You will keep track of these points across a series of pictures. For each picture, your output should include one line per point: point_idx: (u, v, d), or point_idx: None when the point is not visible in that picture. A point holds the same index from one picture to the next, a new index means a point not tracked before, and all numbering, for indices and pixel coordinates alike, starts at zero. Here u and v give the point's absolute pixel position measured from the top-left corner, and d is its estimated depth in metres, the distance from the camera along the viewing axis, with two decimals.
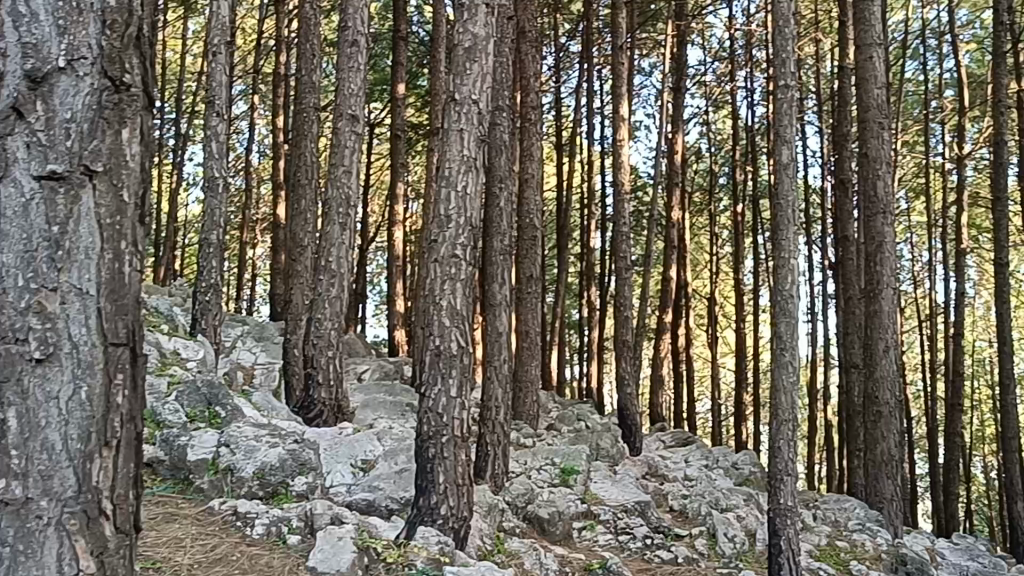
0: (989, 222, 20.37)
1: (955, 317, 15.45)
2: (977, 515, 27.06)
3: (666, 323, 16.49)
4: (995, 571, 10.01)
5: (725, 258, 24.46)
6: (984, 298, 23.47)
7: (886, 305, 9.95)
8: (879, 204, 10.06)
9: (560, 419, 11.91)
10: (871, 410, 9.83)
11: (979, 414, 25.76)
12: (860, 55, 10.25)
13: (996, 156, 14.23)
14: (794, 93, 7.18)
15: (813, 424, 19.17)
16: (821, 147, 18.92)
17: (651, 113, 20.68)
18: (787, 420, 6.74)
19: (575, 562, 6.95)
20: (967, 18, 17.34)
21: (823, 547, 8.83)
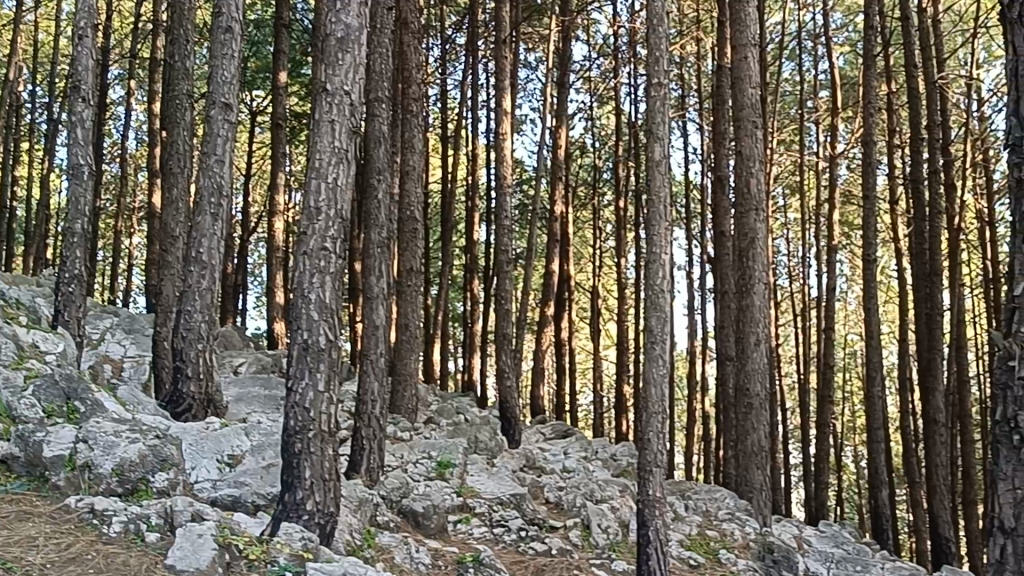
0: (861, 219, 21.04)
1: (827, 312, 15.90)
2: (847, 502, 27.97)
3: (549, 315, 16.58)
4: (858, 557, 10.34)
5: (607, 251, 24.79)
6: (855, 293, 24.25)
7: (758, 299, 10.20)
8: (753, 200, 10.32)
9: (438, 412, 11.91)
10: (742, 402, 10.03)
11: (850, 404, 26.61)
12: (735, 55, 10.45)
13: (866, 156, 14.67)
14: (666, 91, 7.31)
15: (692, 416, 19.50)
16: (701, 144, 19.29)
17: (536, 107, 20.79)
18: (657, 412, 6.83)
19: (447, 556, 6.94)
20: (841, 22, 17.85)
21: (694, 537, 8.98)
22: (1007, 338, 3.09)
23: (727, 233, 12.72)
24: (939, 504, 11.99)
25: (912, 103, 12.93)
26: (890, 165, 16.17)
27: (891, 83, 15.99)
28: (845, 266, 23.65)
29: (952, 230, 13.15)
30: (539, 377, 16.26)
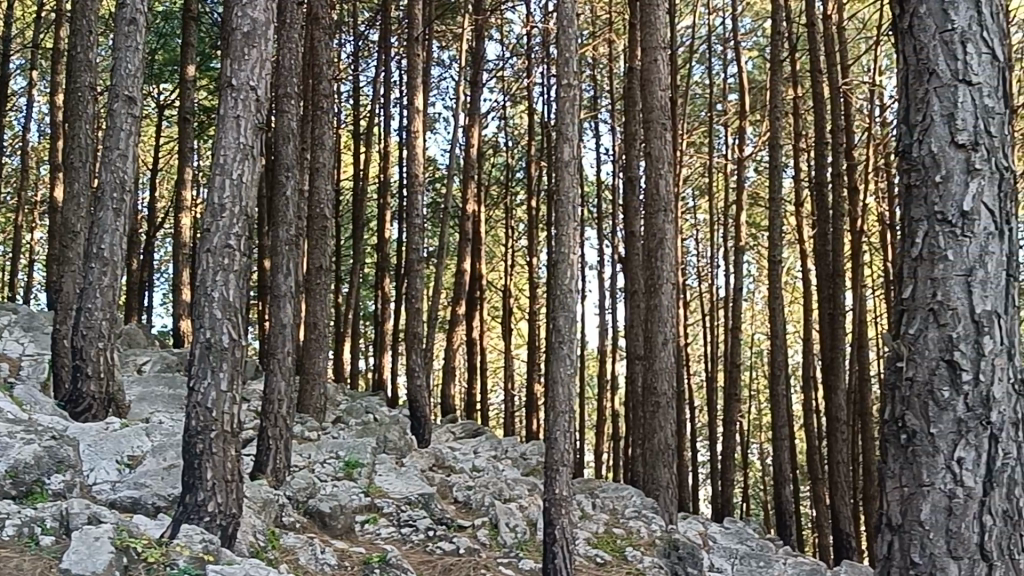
0: (767, 221, 21.43)
1: (734, 312, 16.14)
2: (754, 498, 28.49)
3: (460, 314, 16.56)
4: (761, 553, 10.52)
5: (520, 251, 24.87)
6: (761, 293, 24.72)
7: (665, 299, 10.33)
8: (661, 201, 10.45)
9: (347, 411, 11.82)
10: (650, 401, 10.13)
11: (757, 402, 27.10)
12: (645, 58, 10.57)
13: (773, 158, 14.93)
14: (575, 93, 7.36)
15: (602, 415, 19.66)
16: (613, 145, 19.47)
17: (449, 106, 20.75)
18: (564, 411, 6.87)
19: (353, 557, 6.89)
20: (750, 27, 18.16)
21: (600, 534, 9.05)
22: (895, 339, 3.18)
23: (637, 233, 12.86)
24: (841, 501, 12.27)
25: (817, 108, 13.20)
26: (796, 169, 16.49)
27: (797, 88, 16.30)
28: (752, 267, 24.09)
29: (855, 232, 13.46)
30: (450, 375, 16.24)
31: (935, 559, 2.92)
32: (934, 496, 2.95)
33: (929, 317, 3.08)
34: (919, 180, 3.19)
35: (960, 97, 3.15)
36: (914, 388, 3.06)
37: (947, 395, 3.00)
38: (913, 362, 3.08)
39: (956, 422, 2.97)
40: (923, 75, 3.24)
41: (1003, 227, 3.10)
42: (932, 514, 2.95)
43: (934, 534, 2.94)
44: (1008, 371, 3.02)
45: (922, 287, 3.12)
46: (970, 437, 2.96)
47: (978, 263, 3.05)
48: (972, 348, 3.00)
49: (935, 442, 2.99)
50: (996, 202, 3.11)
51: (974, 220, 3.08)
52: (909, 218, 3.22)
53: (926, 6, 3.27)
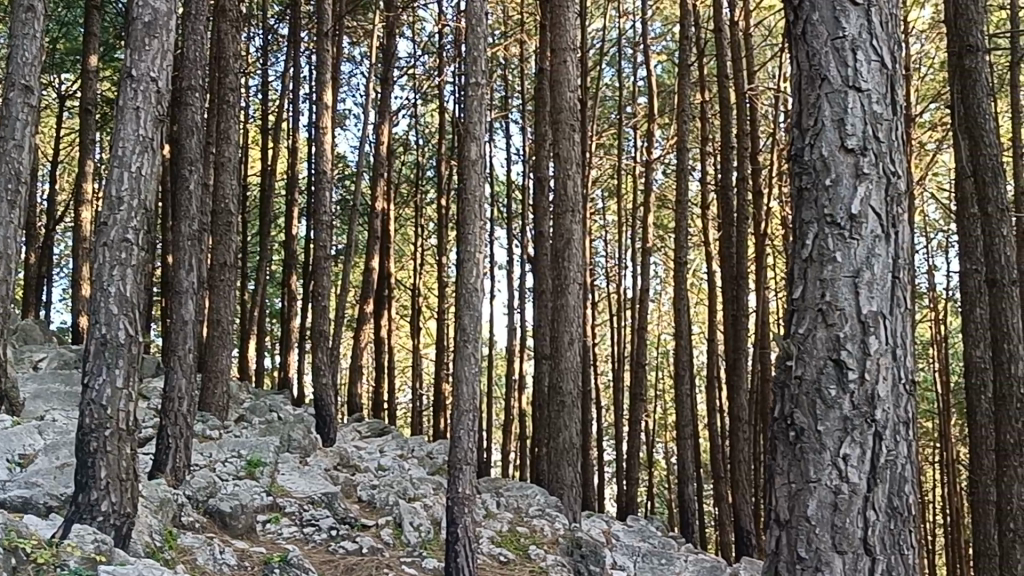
0: (674, 223, 21.73)
1: (641, 312, 16.30)
2: (659, 497, 28.86)
3: (368, 312, 16.45)
4: (663, 551, 10.65)
5: (429, 249, 24.82)
6: (667, 294, 25.04)
7: (572, 299, 10.39)
8: (570, 202, 10.50)
9: (250, 410, 11.66)
10: (555, 400, 10.18)
11: (662, 402, 27.48)
12: (554, 59, 10.62)
13: (679, 162, 15.12)
14: (483, 91, 7.36)
15: (509, 414, 19.72)
16: (523, 145, 19.55)
17: (359, 102, 20.61)
18: (468, 410, 6.86)
19: (254, 557, 6.80)
20: (660, 31, 18.38)
21: (504, 533, 9.06)
22: (785, 339, 3.23)
23: (546, 234, 12.91)
24: (742, 499, 12.49)
25: (723, 112, 13.39)
26: (702, 172, 16.71)
27: (705, 92, 16.53)
28: (659, 268, 24.41)
29: (758, 235, 13.70)
30: (357, 374, 16.12)
31: (821, 553, 2.98)
32: (821, 492, 3.02)
33: (818, 318, 3.15)
34: (811, 184, 3.25)
35: (850, 103, 3.23)
36: (803, 386, 3.13)
37: (834, 394, 3.07)
38: (802, 360, 3.15)
39: (842, 420, 3.04)
40: (815, 80, 3.31)
41: (888, 229, 3.19)
42: (818, 510, 3.01)
43: (820, 529, 3.00)
44: (893, 370, 3.11)
45: (812, 289, 3.19)
46: (855, 435, 3.04)
47: (865, 264, 3.13)
48: (858, 348, 3.08)
49: (822, 439, 3.05)
50: (883, 205, 3.20)
51: (861, 223, 3.16)
52: (799, 220, 3.29)
53: (819, 13, 3.34)
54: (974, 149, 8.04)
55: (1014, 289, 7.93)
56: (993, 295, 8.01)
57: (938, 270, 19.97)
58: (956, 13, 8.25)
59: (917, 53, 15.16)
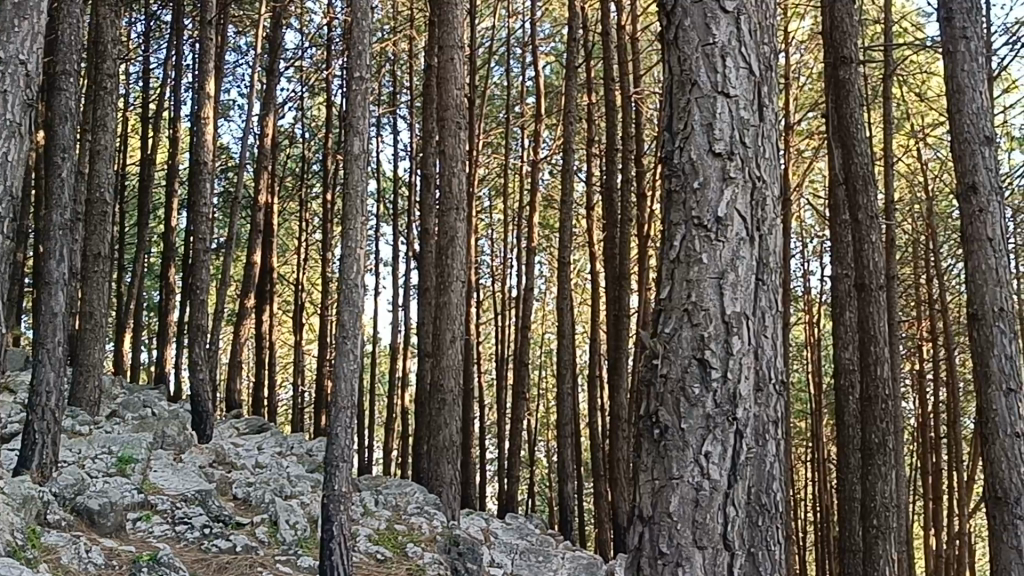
0: (559, 223, 21.93)
1: (525, 311, 16.38)
2: (541, 496, 29.09)
3: (249, 306, 16.16)
4: (541, 549, 10.74)
5: (313, 245, 24.55)
6: (552, 293, 25.25)
7: (455, 297, 10.40)
8: (454, 200, 10.48)
9: (124, 405, 11.37)
10: (436, 398, 10.16)
11: (545, 401, 27.71)
12: (442, 56, 10.60)
13: (566, 162, 15.23)
14: (368, 85, 7.30)
15: (392, 411, 19.60)
16: (411, 141, 19.47)
17: (244, 93, 20.25)
18: (346, 406, 6.78)
19: (122, 556, 6.63)
20: (549, 32, 18.53)
21: (382, 531, 9.00)
22: (652, 338, 3.26)
23: (431, 231, 12.89)
24: (620, 496, 12.66)
25: (609, 114, 13.51)
26: (588, 174, 16.89)
27: (592, 95, 16.69)
28: (544, 267, 24.59)
29: (641, 237, 13.90)
30: (236, 369, 15.84)
31: (681, 549, 3.02)
32: (683, 489, 3.06)
33: (683, 318, 3.20)
34: (679, 186, 3.31)
35: (719, 108, 3.30)
36: (668, 384, 3.16)
37: (697, 392, 3.12)
38: (667, 359, 3.18)
39: (705, 418, 3.10)
40: (685, 85, 3.37)
41: (753, 233, 3.28)
42: (679, 506, 3.06)
43: (681, 524, 3.05)
44: (752, 370, 3.20)
45: (678, 290, 3.24)
46: (717, 433, 3.10)
47: (729, 266, 3.21)
48: (721, 348, 3.15)
49: (685, 436, 3.10)
50: (748, 209, 3.29)
51: (727, 226, 3.24)
52: (667, 221, 3.34)
53: (690, 19, 3.40)
54: (846, 158, 8.36)
55: (881, 295, 8.21)
56: (860, 299, 8.27)
57: (812, 275, 20.55)
58: (832, 25, 8.52)
59: (796, 63, 15.58)
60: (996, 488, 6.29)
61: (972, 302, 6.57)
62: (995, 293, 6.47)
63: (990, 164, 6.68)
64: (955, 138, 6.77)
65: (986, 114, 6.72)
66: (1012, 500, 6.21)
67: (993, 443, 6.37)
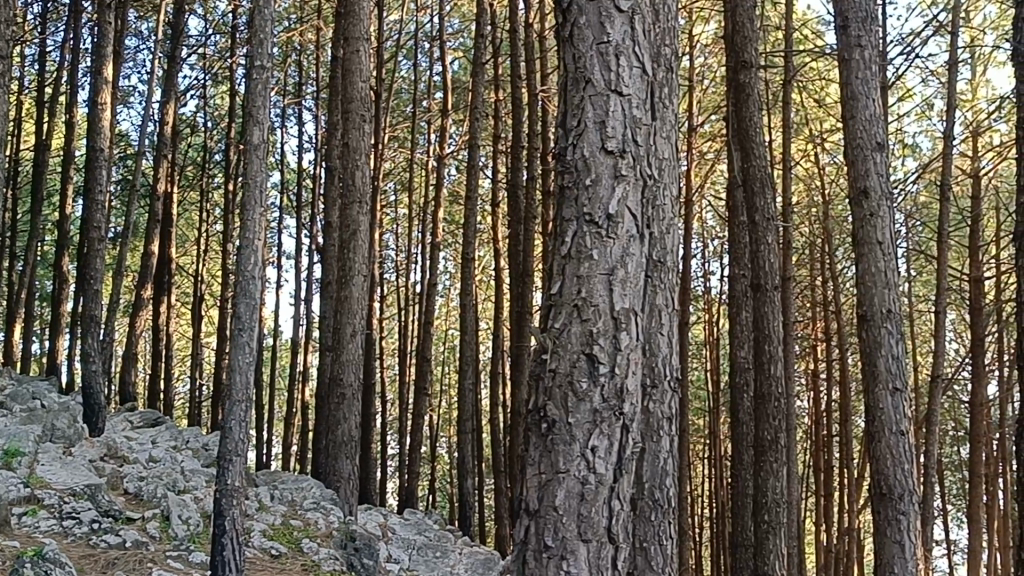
0: (465, 219, 21.93)
1: (428, 306, 16.31)
2: (442, 491, 29.13)
3: (146, 298, 15.79)
4: (439, 545, 10.73)
5: (214, 236, 24.12)
6: (456, 289, 25.22)
7: (356, 291, 10.33)
8: (357, 193, 10.41)
9: (11, 397, 11.03)
10: (335, 393, 10.03)
11: (447, 396, 27.68)
12: (347, 48, 10.45)
13: (471, 158, 15.19)
14: (268, 74, 7.20)
15: (292, 406, 19.36)
16: (315, 133, 19.25)
17: (144, 79, 19.77)
18: (240, 400, 6.68)
19: (5, 552, 6.44)
20: (458, 27, 18.48)
21: (277, 526, 8.89)
22: (541, 332, 3.27)
23: (335, 224, 12.75)
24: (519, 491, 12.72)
25: (515, 111, 13.52)
26: (495, 171, 16.88)
27: (499, 92, 16.68)
28: (449, 262, 24.55)
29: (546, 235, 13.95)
30: (131, 362, 15.46)
31: (566, 542, 3.04)
32: (569, 482, 3.07)
33: (573, 313, 3.21)
34: (571, 182, 3.31)
35: (611, 107, 3.35)
36: (556, 379, 3.16)
37: (585, 386, 3.14)
38: (556, 353, 3.19)
39: (591, 412, 3.13)
40: (579, 82, 3.39)
41: (642, 230, 3.34)
42: (565, 499, 3.07)
43: (566, 518, 3.06)
44: (638, 365, 3.25)
45: (569, 285, 3.24)
46: (603, 427, 3.13)
47: (619, 263, 3.26)
48: (610, 343, 3.19)
49: (572, 430, 3.11)
50: (638, 206, 3.34)
51: (617, 223, 3.29)
52: (559, 217, 3.35)
53: (585, 17, 3.43)
54: (745, 160, 8.55)
55: (776, 295, 8.40)
56: (756, 299, 8.43)
57: (711, 275, 20.88)
58: (734, 29, 8.67)
59: (700, 67, 15.80)
60: (881, 485, 6.48)
61: (862, 304, 6.75)
62: (883, 295, 6.65)
63: (881, 170, 6.86)
64: (849, 144, 6.94)
65: (878, 122, 6.91)
66: (897, 495, 6.40)
67: (879, 440, 6.55)
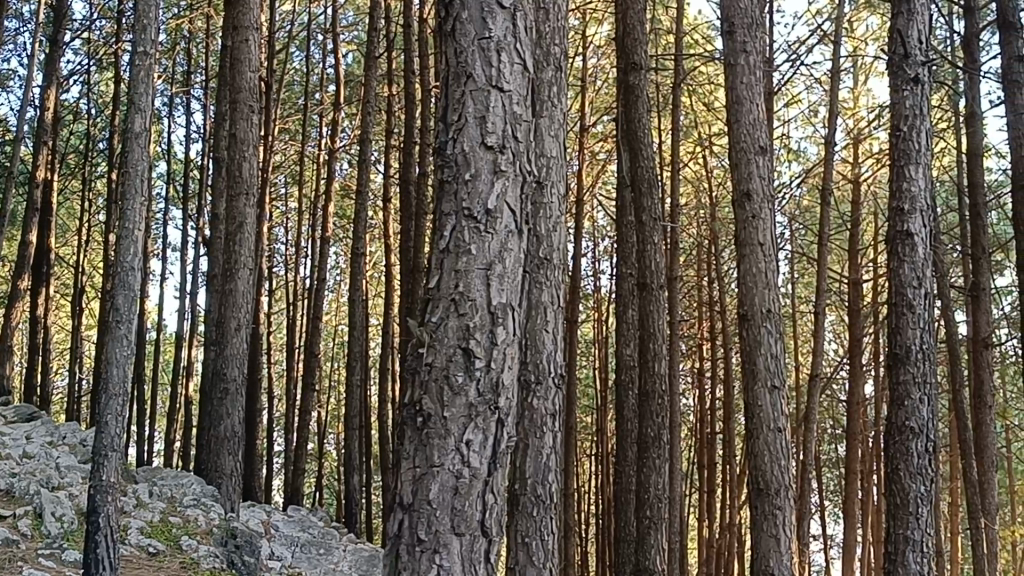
0: (355, 214, 21.76)
1: (317, 301, 16.12)
2: (328, 489, 28.87)
3: (21, 289, 15.25)
4: (323, 542, 10.63)
5: (96, 226, 23.45)
6: (346, 283, 25.02)
7: (241, 285, 10.17)
8: (244, 184, 10.22)
9: None
10: (218, 387, 9.83)
11: (334, 392, 27.43)
12: (236, 37, 10.26)
13: (362, 153, 15.05)
14: (151, 60, 7.04)
15: (174, 401, 18.94)
16: (204, 123, 18.86)
17: (24, 63, 19.08)
18: (117, 393, 6.52)
19: None
20: (352, 20, 18.31)
21: (155, 524, 8.71)
22: (419, 326, 3.25)
23: (221, 216, 12.51)
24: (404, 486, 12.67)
25: (408, 106, 13.44)
26: (386, 166, 16.77)
27: (392, 86, 16.58)
28: (339, 257, 24.31)
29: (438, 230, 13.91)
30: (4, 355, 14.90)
31: (439, 536, 3.04)
32: (443, 477, 3.08)
33: (450, 307, 3.21)
34: (450, 176, 3.32)
35: (492, 102, 3.36)
36: (432, 373, 3.16)
37: (460, 380, 3.15)
38: (432, 348, 3.18)
39: (467, 406, 3.13)
40: (460, 77, 3.39)
41: (520, 226, 3.36)
42: (439, 493, 3.07)
43: (439, 512, 3.06)
44: (514, 360, 3.28)
45: (447, 279, 3.24)
46: (478, 421, 3.15)
47: (497, 258, 3.27)
48: (486, 338, 3.20)
49: (448, 425, 3.12)
50: (516, 203, 3.37)
51: (496, 218, 3.30)
52: (438, 212, 3.34)
53: (468, 12, 3.43)
54: (633, 161, 8.67)
55: (661, 294, 8.51)
56: (641, 298, 8.55)
57: (601, 274, 21.12)
58: (624, 31, 8.79)
59: (592, 67, 15.94)
60: (759, 480, 6.64)
61: (741, 303, 6.88)
62: (763, 296, 6.81)
63: (763, 174, 7.03)
64: (733, 147, 7.08)
65: (761, 126, 7.07)
66: (774, 491, 6.57)
67: (757, 437, 6.72)
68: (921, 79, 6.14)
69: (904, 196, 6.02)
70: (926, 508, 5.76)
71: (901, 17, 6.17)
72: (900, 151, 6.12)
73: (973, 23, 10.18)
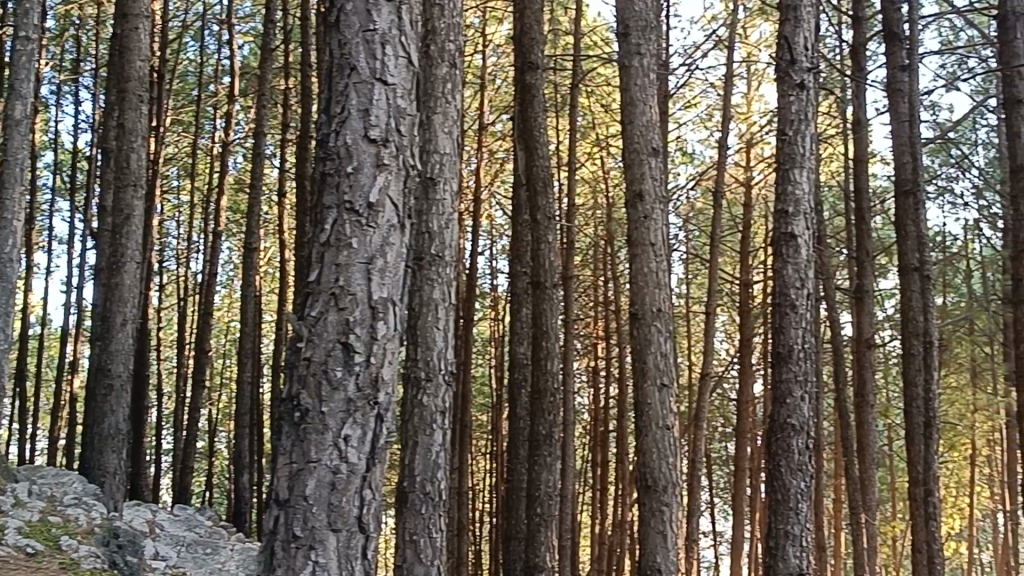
0: (249, 208, 21.39)
1: (208, 296, 15.80)
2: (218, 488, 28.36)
3: None
4: (209, 543, 10.43)
5: None
6: (238, 278, 24.58)
7: (127, 278, 9.85)
8: (132, 176, 9.93)
9: None
10: (102, 383, 9.57)
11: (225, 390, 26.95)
12: (126, 23, 9.97)
13: (256, 147, 14.78)
14: (32, 46, 6.86)
15: (58, 398, 18.36)
16: (93, 113, 18.34)
17: None
18: None
19: None
20: (248, 11, 17.99)
21: (32, 523, 8.44)
22: (297, 319, 3.21)
23: (108, 208, 12.17)
24: None
25: (304, 100, 13.23)
26: (280, 160, 16.51)
27: (288, 79, 16.34)
28: (232, 252, 23.88)
29: None
30: None
31: (315, 532, 3.02)
32: (319, 472, 3.05)
33: (329, 302, 3.17)
34: (332, 169, 3.28)
35: (376, 95, 3.33)
36: (310, 368, 3.12)
37: (339, 375, 3.12)
38: (311, 342, 3.14)
39: (345, 402, 3.11)
40: (344, 69, 3.36)
41: (402, 220, 3.34)
42: (316, 489, 3.04)
43: (316, 507, 3.04)
44: (394, 356, 3.27)
45: (327, 272, 3.20)
46: (357, 416, 3.12)
47: (379, 252, 3.25)
48: (366, 332, 3.18)
49: (325, 419, 3.09)
50: (399, 196, 3.35)
51: (378, 212, 3.27)
52: (319, 204, 3.30)
53: (352, 3, 3.40)
54: (528, 159, 8.69)
55: (554, 293, 8.58)
56: (535, 296, 8.56)
57: (498, 273, 21.13)
58: (522, 30, 8.81)
59: (492, 66, 15.93)
60: (646, 477, 6.71)
61: (633, 302, 6.95)
62: (653, 295, 6.90)
63: (655, 175, 7.10)
64: (626, 147, 7.14)
65: (653, 127, 7.15)
66: (661, 487, 6.66)
67: (646, 434, 6.80)
68: (806, 85, 6.27)
69: (788, 199, 6.16)
70: (805, 503, 5.92)
71: (788, 24, 6.31)
72: (786, 155, 6.25)
73: (861, 32, 10.43)
